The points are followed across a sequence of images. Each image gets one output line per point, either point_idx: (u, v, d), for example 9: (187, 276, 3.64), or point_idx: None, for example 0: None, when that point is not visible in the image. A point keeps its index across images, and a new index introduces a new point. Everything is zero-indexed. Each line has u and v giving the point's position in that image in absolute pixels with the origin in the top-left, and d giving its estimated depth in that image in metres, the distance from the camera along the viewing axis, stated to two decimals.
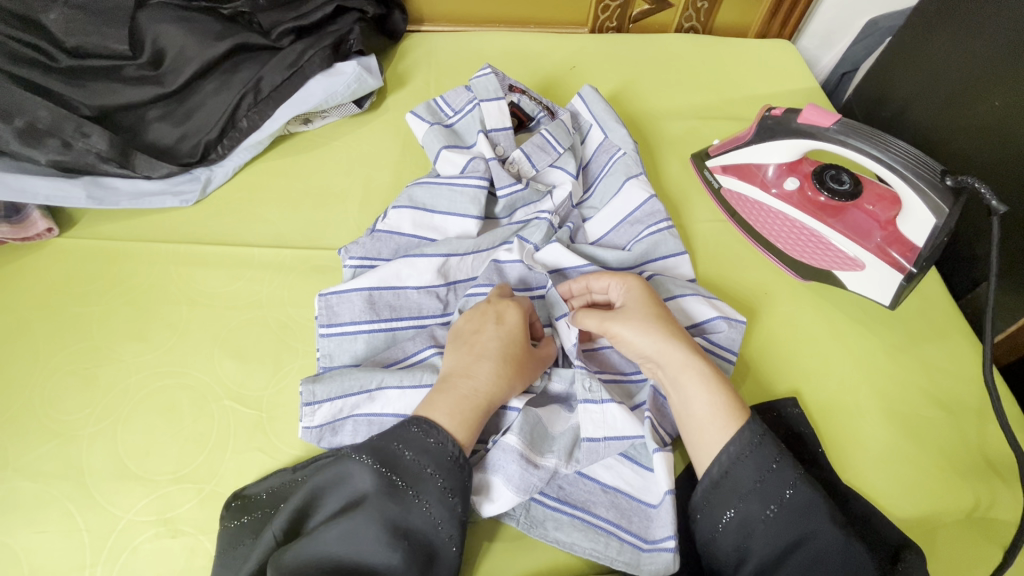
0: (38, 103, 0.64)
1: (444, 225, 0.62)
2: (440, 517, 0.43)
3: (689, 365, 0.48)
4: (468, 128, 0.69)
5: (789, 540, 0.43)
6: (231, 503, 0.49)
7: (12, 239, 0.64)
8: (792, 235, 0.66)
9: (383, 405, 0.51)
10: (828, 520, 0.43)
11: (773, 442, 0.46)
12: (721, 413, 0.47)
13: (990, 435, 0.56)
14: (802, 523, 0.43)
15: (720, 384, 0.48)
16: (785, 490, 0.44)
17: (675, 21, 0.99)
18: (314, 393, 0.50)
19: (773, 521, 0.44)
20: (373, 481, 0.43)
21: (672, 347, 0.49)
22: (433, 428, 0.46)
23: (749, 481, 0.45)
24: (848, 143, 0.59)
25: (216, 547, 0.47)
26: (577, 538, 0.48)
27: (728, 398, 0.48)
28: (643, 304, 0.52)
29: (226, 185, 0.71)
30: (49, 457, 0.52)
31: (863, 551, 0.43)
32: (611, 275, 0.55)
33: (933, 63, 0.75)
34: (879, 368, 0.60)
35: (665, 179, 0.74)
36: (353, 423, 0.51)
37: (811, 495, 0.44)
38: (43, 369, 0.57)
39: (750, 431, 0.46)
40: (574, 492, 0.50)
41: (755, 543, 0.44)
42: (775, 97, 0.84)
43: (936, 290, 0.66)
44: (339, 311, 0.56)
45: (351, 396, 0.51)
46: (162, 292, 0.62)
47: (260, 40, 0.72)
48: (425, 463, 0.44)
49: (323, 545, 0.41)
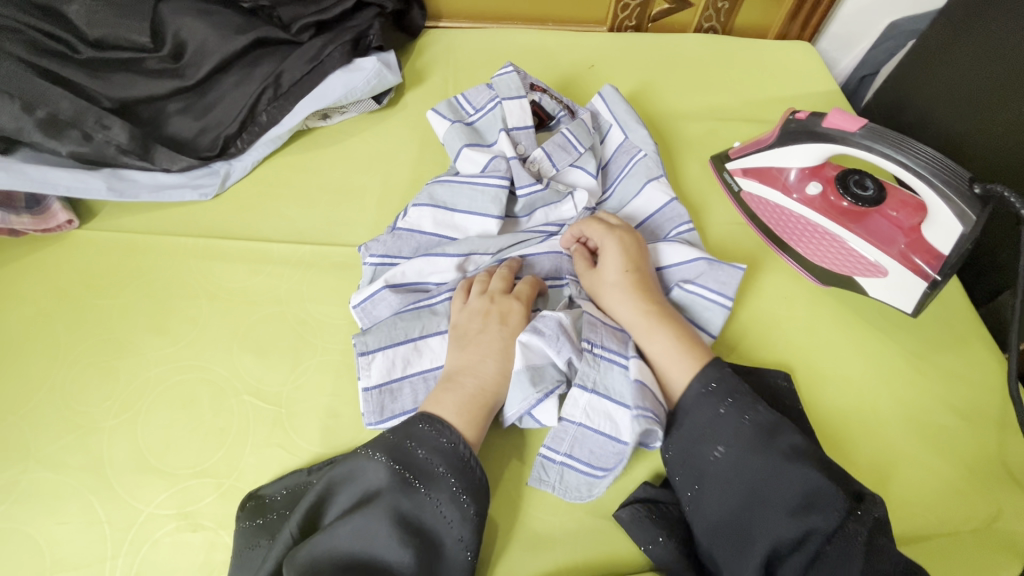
0: (60, 94, 0.64)
1: (466, 225, 0.62)
2: (452, 518, 0.45)
3: (642, 327, 0.53)
4: (490, 126, 0.69)
5: (744, 475, 0.46)
6: (247, 503, 0.49)
7: (32, 230, 0.64)
8: (811, 238, 0.66)
9: (432, 359, 0.55)
10: (776, 456, 0.46)
11: (725, 386, 0.49)
12: (670, 366, 0.51)
13: (1011, 445, 0.56)
14: (751, 460, 0.46)
15: (670, 334, 0.52)
16: (738, 426, 0.47)
17: (694, 21, 0.98)
18: (365, 343, 0.54)
19: (723, 458, 0.47)
20: (387, 478, 0.45)
21: (626, 309, 0.54)
22: (445, 428, 0.48)
23: (702, 424, 0.48)
24: (874, 149, 0.59)
25: (233, 545, 0.48)
26: (609, 487, 0.51)
27: (678, 351, 0.52)
28: (612, 264, 0.55)
29: (244, 179, 0.71)
30: (69, 449, 0.52)
31: (816, 480, 0.44)
32: (598, 226, 0.58)
33: (959, 68, 0.74)
34: (898, 377, 0.59)
35: (685, 181, 0.74)
36: (410, 384, 0.54)
37: (761, 430, 0.47)
38: (64, 360, 0.57)
39: (706, 378, 0.50)
40: (604, 455, 0.51)
41: (709, 480, 0.47)
42: (796, 100, 0.83)
43: (957, 298, 0.65)
44: (378, 311, 0.57)
45: (401, 345, 0.54)
46: (181, 285, 0.62)
47: (281, 35, 0.72)
48: (437, 462, 0.46)
49: (338, 541, 0.42)
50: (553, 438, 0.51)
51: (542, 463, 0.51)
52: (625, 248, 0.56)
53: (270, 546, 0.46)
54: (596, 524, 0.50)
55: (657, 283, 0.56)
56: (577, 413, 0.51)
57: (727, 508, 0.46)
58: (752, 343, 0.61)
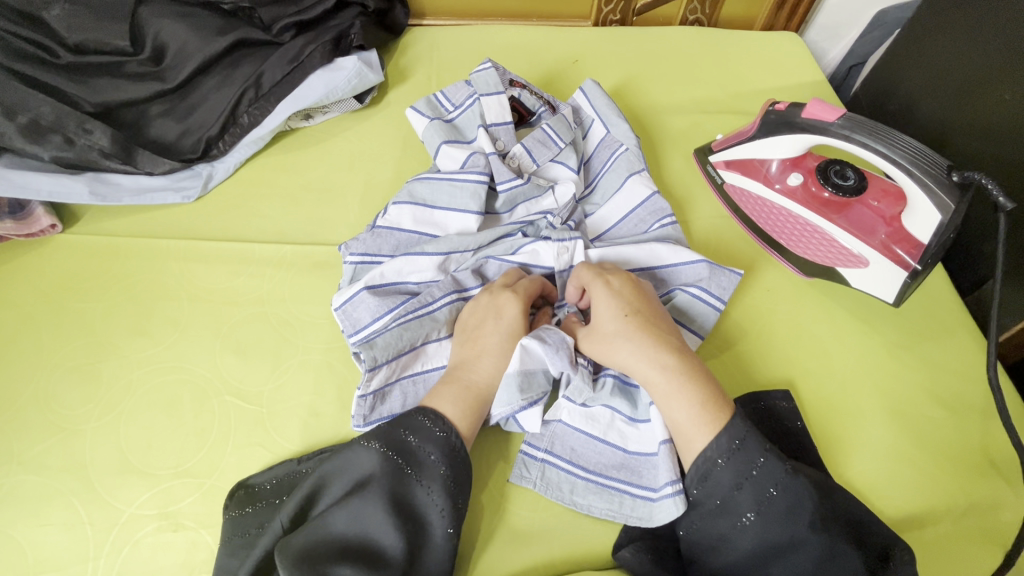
0: (41, 99, 0.64)
1: (445, 221, 0.62)
2: (441, 505, 0.45)
3: (651, 383, 0.49)
4: (469, 123, 0.69)
5: (770, 543, 0.44)
6: (237, 492, 0.50)
7: (16, 235, 0.64)
8: (793, 231, 0.66)
9: (425, 362, 0.56)
10: (808, 528, 0.43)
11: (756, 443, 0.46)
12: (687, 427, 0.47)
13: (994, 435, 0.56)
14: (782, 529, 0.43)
15: (687, 390, 0.48)
16: (768, 490, 0.44)
17: (679, 14, 0.97)
18: (373, 358, 0.52)
19: (752, 525, 0.44)
20: (379, 465, 0.45)
21: (630, 363, 0.50)
22: (441, 418, 0.48)
23: (726, 488, 0.45)
24: (853, 139, 0.58)
25: (222, 534, 0.48)
26: (593, 500, 0.50)
27: (692, 408, 0.47)
28: (605, 315, 0.52)
29: (227, 180, 0.71)
30: (52, 451, 0.53)
31: (846, 555, 0.43)
32: (586, 276, 0.55)
33: (944, 55, 0.73)
34: (882, 369, 0.59)
35: (668, 175, 0.74)
36: (400, 388, 0.54)
37: (794, 498, 0.44)
38: (47, 363, 0.57)
39: (728, 438, 0.46)
40: (586, 455, 0.52)
41: (732, 543, 0.45)
42: (780, 91, 0.82)
43: (942, 287, 0.65)
44: (359, 316, 0.56)
45: (403, 356, 0.54)
46: (163, 287, 0.62)
47: (261, 36, 0.73)
48: (430, 450, 0.47)
49: (333, 525, 0.43)
50: (534, 436, 0.52)
51: (524, 461, 0.52)
52: (615, 292, 0.53)
53: (260, 533, 0.46)
54: (577, 519, 0.50)
55: (661, 321, 0.52)
56: (562, 415, 0.53)
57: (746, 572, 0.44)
58: (735, 336, 0.61)
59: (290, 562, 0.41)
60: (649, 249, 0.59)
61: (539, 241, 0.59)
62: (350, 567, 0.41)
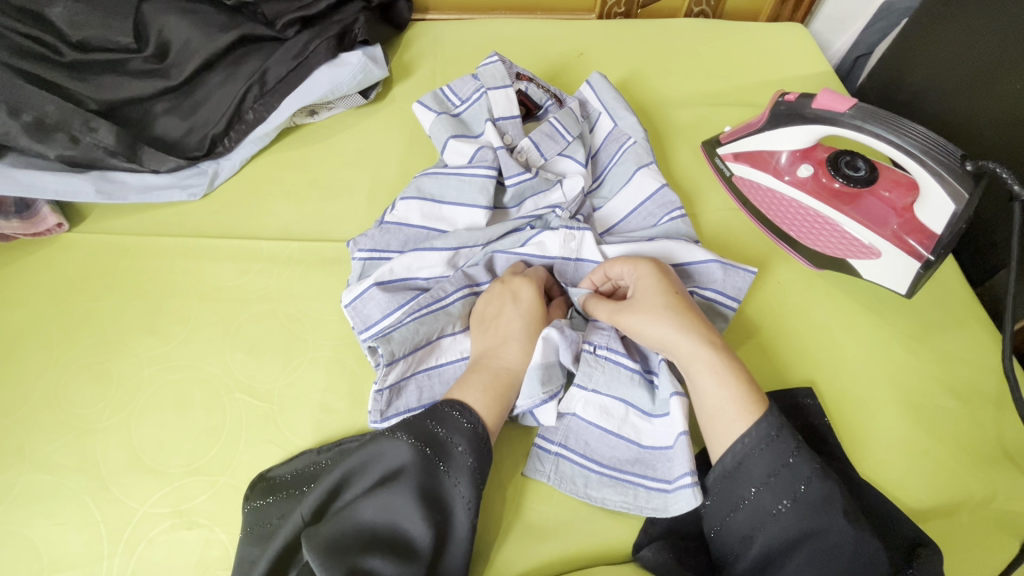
0: (45, 97, 0.63)
1: (453, 216, 0.61)
2: (468, 496, 0.45)
3: (696, 358, 0.48)
4: (476, 117, 0.68)
5: (800, 533, 0.43)
6: (256, 484, 0.50)
7: (23, 234, 0.64)
8: (804, 223, 0.65)
9: (439, 357, 0.56)
10: (843, 518, 0.43)
11: (791, 434, 0.46)
12: (731, 407, 0.46)
13: (1008, 425, 0.55)
14: (815, 518, 0.43)
15: (732, 371, 0.47)
16: (800, 483, 0.44)
17: (684, 5, 0.97)
18: (391, 352, 0.52)
19: (785, 514, 0.44)
20: (409, 455, 0.45)
21: (679, 337, 0.49)
22: (468, 410, 0.48)
23: (760, 474, 0.45)
24: (865, 129, 0.58)
25: (244, 522, 0.48)
26: (608, 494, 0.50)
27: (741, 390, 0.47)
28: (655, 290, 0.51)
29: (234, 177, 0.71)
30: (63, 450, 0.52)
31: (876, 547, 0.42)
32: (625, 261, 0.54)
33: (951, 44, 0.73)
34: (896, 360, 0.59)
35: (676, 167, 0.73)
36: (415, 382, 0.54)
37: (827, 488, 0.44)
38: (56, 362, 0.57)
39: (767, 424, 0.45)
40: (601, 449, 0.51)
41: (764, 535, 0.44)
42: (787, 82, 0.82)
43: (953, 278, 0.64)
44: (369, 312, 0.56)
45: (419, 350, 0.54)
46: (171, 284, 0.62)
47: (266, 32, 0.72)
48: (458, 442, 0.46)
49: (362, 515, 0.43)
50: (547, 430, 0.52)
51: (537, 454, 0.51)
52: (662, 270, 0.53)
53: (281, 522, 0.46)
54: (592, 514, 0.50)
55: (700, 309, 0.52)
56: (577, 409, 0.52)
57: (777, 564, 0.43)
58: (747, 329, 0.60)
59: (319, 553, 0.41)
60: (661, 248, 0.58)
61: (545, 231, 0.59)
62: (377, 557, 0.41)
